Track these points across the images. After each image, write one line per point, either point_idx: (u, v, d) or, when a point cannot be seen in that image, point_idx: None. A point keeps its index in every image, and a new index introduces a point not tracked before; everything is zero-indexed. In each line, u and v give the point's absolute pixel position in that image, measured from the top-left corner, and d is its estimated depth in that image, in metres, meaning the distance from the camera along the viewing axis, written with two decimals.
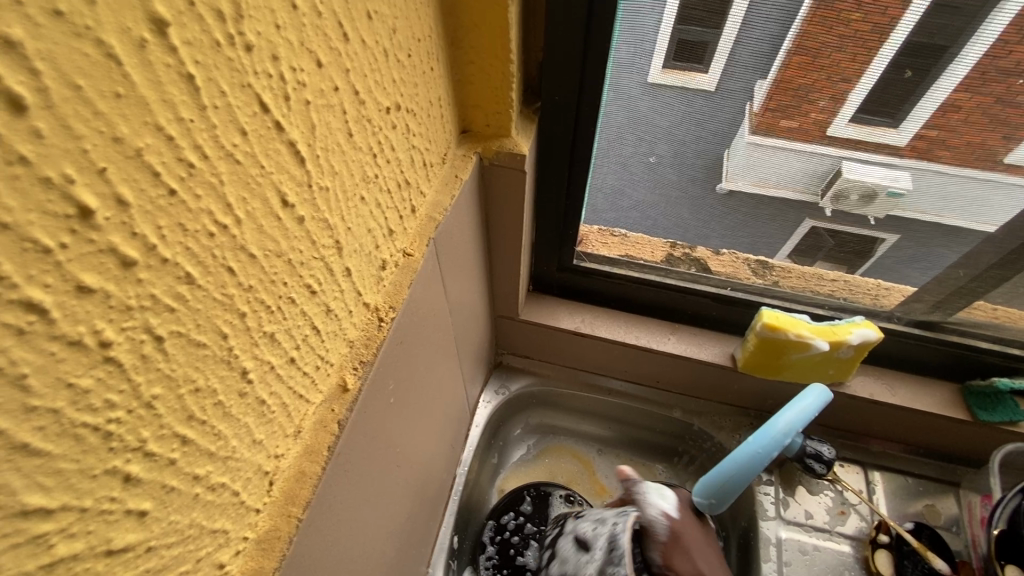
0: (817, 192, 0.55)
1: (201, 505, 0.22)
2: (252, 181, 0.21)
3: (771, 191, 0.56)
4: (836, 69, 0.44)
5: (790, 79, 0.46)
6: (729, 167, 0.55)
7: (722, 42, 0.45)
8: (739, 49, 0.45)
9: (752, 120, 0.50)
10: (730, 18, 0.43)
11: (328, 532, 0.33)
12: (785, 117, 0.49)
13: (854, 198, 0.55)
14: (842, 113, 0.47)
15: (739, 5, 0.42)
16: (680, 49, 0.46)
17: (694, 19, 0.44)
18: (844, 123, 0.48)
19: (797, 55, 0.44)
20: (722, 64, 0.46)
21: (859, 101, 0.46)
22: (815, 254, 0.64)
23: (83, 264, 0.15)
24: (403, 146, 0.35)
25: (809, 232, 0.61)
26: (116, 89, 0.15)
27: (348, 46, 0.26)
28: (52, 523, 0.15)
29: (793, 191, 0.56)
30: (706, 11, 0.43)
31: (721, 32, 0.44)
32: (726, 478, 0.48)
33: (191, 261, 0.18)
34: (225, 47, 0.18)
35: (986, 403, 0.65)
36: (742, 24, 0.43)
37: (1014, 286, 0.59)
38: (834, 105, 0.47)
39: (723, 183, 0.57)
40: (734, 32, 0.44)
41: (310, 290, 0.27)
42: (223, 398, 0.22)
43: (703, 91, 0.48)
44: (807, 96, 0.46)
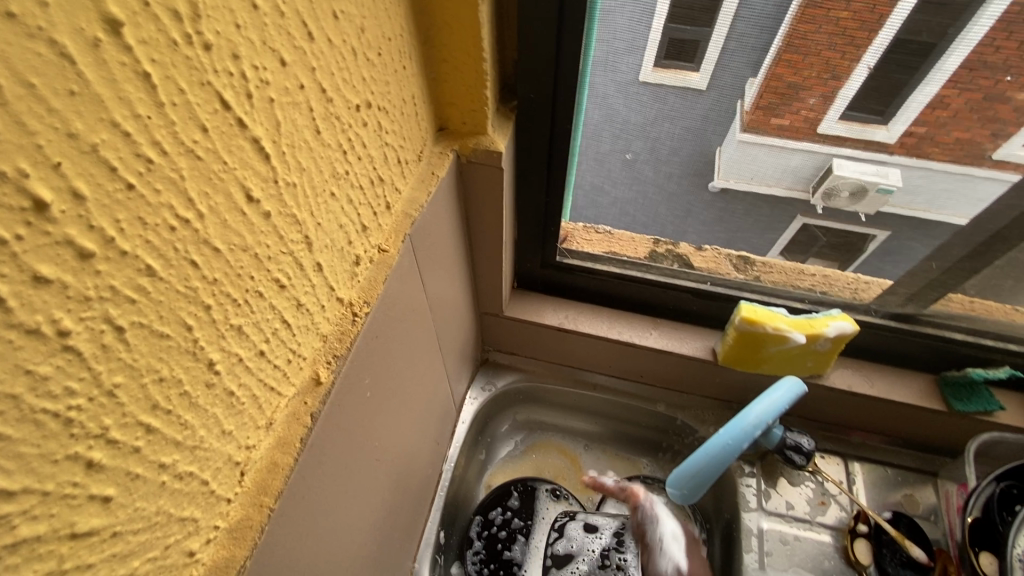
0: (808, 187, 0.56)
1: (168, 492, 0.23)
2: (214, 176, 0.21)
3: (763, 188, 0.57)
4: (826, 66, 0.45)
5: (779, 77, 0.47)
6: (719, 165, 0.56)
7: (712, 39, 0.46)
8: (728, 48, 0.46)
9: (744, 117, 0.51)
10: (720, 15, 0.44)
11: (304, 523, 0.33)
12: (776, 114, 0.50)
13: (845, 194, 0.55)
14: (832, 111, 0.48)
15: (728, 3, 0.43)
16: (670, 47, 0.47)
17: (683, 18, 0.45)
18: (835, 120, 0.49)
19: (787, 53, 0.45)
20: (712, 61, 0.47)
21: (849, 98, 0.47)
22: (806, 249, 0.66)
23: (39, 255, 0.15)
24: (376, 144, 0.35)
25: (802, 230, 0.63)
26: (69, 87, 0.15)
27: (313, 45, 0.26)
28: (14, 505, 0.16)
29: (786, 189, 0.57)
30: (694, 8, 0.44)
31: (710, 30, 0.45)
32: (697, 468, 0.50)
33: (152, 253, 0.19)
34: (183, 46, 0.19)
35: (963, 393, 0.67)
36: (732, 21, 0.44)
37: (984, 278, 0.60)
38: (824, 102, 0.48)
39: (715, 181, 0.58)
40: (724, 29, 0.45)
41: (279, 284, 0.27)
42: (189, 388, 0.23)
43: (692, 89, 0.49)
44: (796, 94, 0.47)
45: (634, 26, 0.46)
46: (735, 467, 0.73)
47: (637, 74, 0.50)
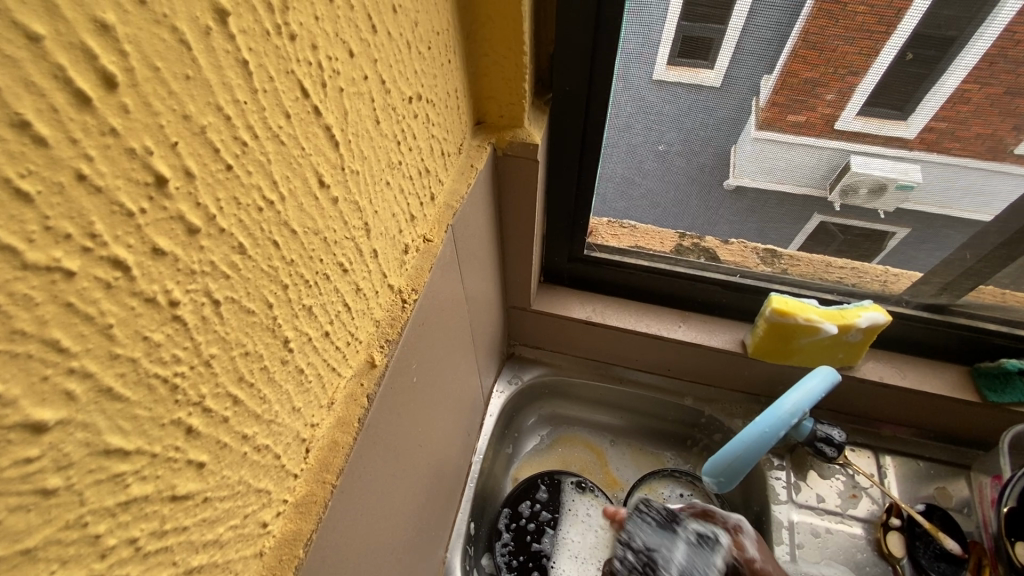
0: (825, 184, 0.57)
1: (248, 463, 0.24)
2: (294, 161, 0.22)
3: (776, 185, 0.58)
4: (842, 62, 0.45)
5: (795, 73, 0.48)
6: (738, 167, 0.58)
7: (727, 36, 0.47)
8: (745, 37, 0.46)
9: (759, 116, 0.52)
10: (733, 12, 0.45)
11: (358, 503, 0.34)
12: (791, 111, 0.50)
13: (863, 189, 0.56)
14: (849, 107, 0.49)
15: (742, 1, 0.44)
16: (683, 45, 0.48)
17: (699, 16, 0.46)
18: (851, 117, 0.49)
19: (802, 49, 0.46)
20: (727, 58, 0.48)
21: (865, 94, 0.47)
22: (828, 245, 0.66)
23: (157, 228, 0.16)
24: (424, 135, 0.36)
25: (820, 228, 0.63)
26: (185, 72, 0.16)
27: (376, 38, 0.27)
28: (129, 464, 0.17)
29: (796, 186, 0.58)
30: (709, 7, 0.46)
31: (724, 27, 0.46)
32: (734, 457, 0.50)
33: (244, 232, 0.20)
34: (274, 36, 0.20)
35: (995, 383, 0.66)
36: (747, 15, 0.45)
37: (1018, 267, 0.60)
38: (841, 99, 0.48)
39: (731, 179, 0.59)
40: (739, 24, 0.46)
41: (342, 268, 0.28)
42: (268, 363, 0.24)
43: (706, 87, 0.50)
44: (813, 90, 0.48)
45: (665, 16, 0.47)
46: (764, 460, 0.73)
47: (651, 74, 0.51)
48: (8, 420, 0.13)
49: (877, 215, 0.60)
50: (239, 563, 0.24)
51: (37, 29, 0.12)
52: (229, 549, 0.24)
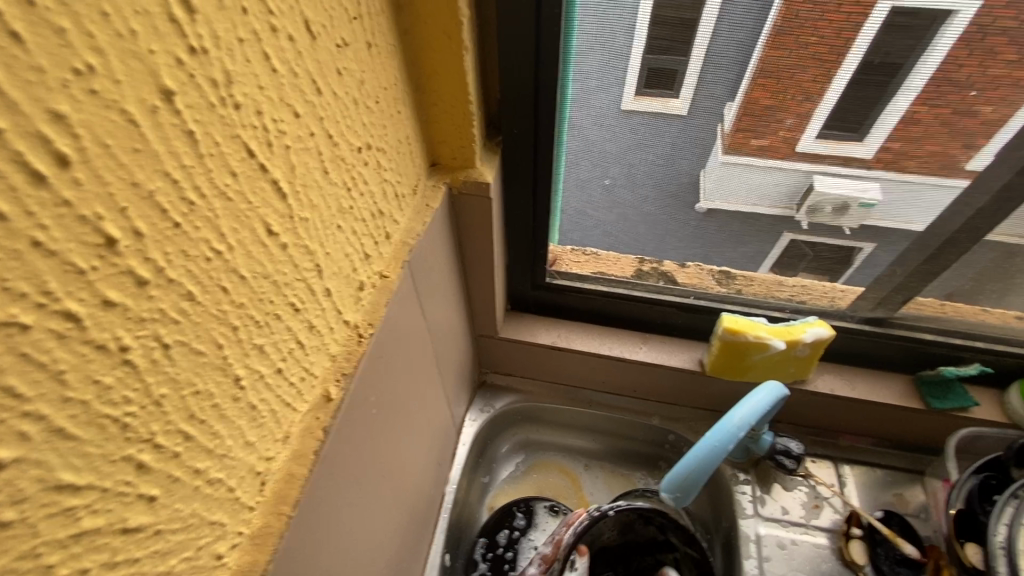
0: (791, 205, 0.60)
1: (201, 496, 0.25)
2: (241, 214, 0.25)
3: (749, 207, 0.61)
4: (799, 89, 0.49)
5: (756, 100, 0.51)
6: (704, 188, 0.60)
7: (689, 69, 0.49)
8: (703, 74, 0.49)
9: (725, 139, 0.55)
10: (694, 47, 0.48)
11: (317, 534, 0.35)
12: (756, 135, 0.54)
13: (828, 209, 0.59)
14: (810, 129, 0.52)
15: (700, 37, 0.47)
16: (649, 77, 0.51)
17: (660, 49, 0.49)
18: (812, 138, 0.52)
19: (761, 79, 0.49)
20: (690, 90, 0.51)
21: (824, 116, 0.51)
22: (797, 264, 0.69)
23: (109, 283, 0.19)
24: (376, 179, 0.39)
25: (790, 245, 0.66)
26: (134, 145, 0.19)
27: (321, 98, 0.30)
28: (80, 498, 0.19)
29: (770, 207, 0.60)
30: (671, 40, 0.48)
31: (686, 61, 0.48)
32: (688, 472, 0.53)
33: (192, 280, 0.22)
34: (219, 107, 0.22)
35: (939, 391, 0.70)
36: (705, 53, 0.48)
37: (944, 280, 0.64)
38: (801, 122, 0.51)
39: (702, 203, 0.62)
40: (698, 66, 0.49)
41: (294, 308, 0.30)
42: (219, 401, 0.25)
43: (671, 114, 0.53)
44: (774, 116, 0.51)
45: (604, 64, 0.51)
46: (730, 475, 0.75)
47: (619, 103, 0.53)
48: None
49: (842, 232, 0.62)
50: None
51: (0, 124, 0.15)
52: None
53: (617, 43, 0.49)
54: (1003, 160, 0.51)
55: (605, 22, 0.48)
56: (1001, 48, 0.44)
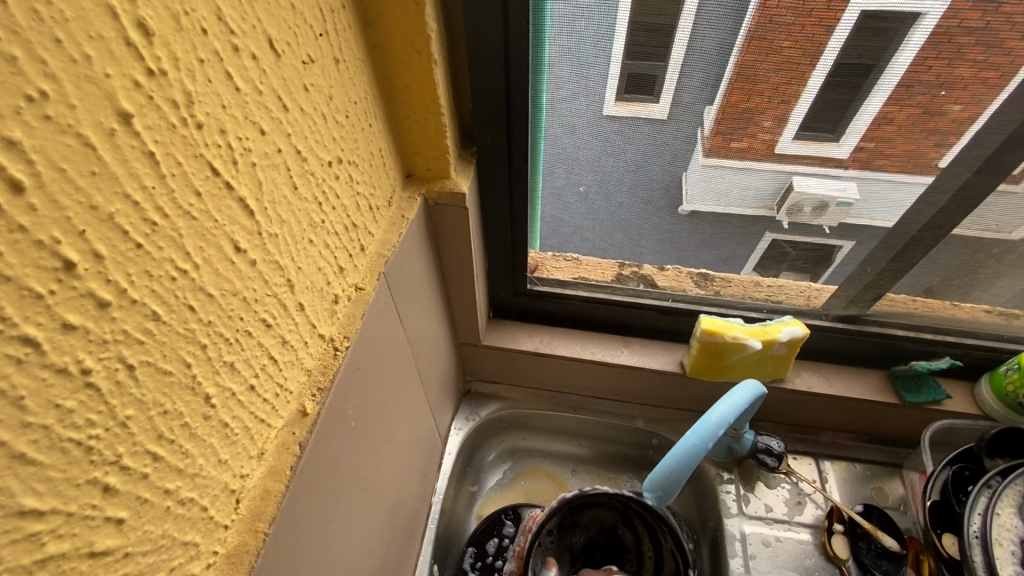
0: (772, 206, 0.61)
1: (172, 517, 0.25)
2: (207, 232, 0.25)
3: (727, 210, 0.62)
4: (774, 91, 0.50)
5: (735, 103, 0.51)
6: (688, 193, 0.61)
7: (668, 74, 0.50)
8: (681, 82, 0.50)
9: (705, 143, 0.56)
10: (672, 53, 0.48)
11: (295, 550, 0.35)
12: (734, 138, 0.55)
13: (807, 209, 0.60)
14: (786, 131, 0.53)
15: (677, 46, 0.47)
16: (629, 82, 0.51)
17: (642, 54, 0.49)
18: (788, 141, 0.54)
19: (738, 83, 0.50)
20: (669, 95, 0.52)
21: (800, 119, 0.52)
22: (779, 264, 0.69)
23: (68, 306, 0.19)
24: (348, 193, 0.39)
25: (772, 245, 0.66)
26: (92, 169, 0.19)
27: (288, 115, 0.30)
28: (44, 524, 0.19)
29: (748, 208, 0.61)
30: (651, 47, 0.48)
31: (665, 65, 0.49)
32: (671, 469, 0.55)
33: (156, 300, 0.22)
34: (180, 127, 0.23)
35: (911, 385, 0.72)
36: (682, 61, 0.48)
37: (912, 277, 0.66)
38: (777, 124, 0.52)
39: (684, 206, 0.63)
40: (675, 74, 0.49)
41: (265, 323, 0.30)
42: (189, 420, 0.25)
43: (655, 120, 0.54)
44: (751, 118, 0.52)
45: (573, 75, 0.52)
46: (713, 474, 0.76)
47: (601, 107, 0.54)
48: None
49: (821, 230, 0.63)
50: None
51: None
52: None
53: (587, 54, 0.50)
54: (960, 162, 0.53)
55: (576, 33, 0.49)
56: (969, 47, 0.45)
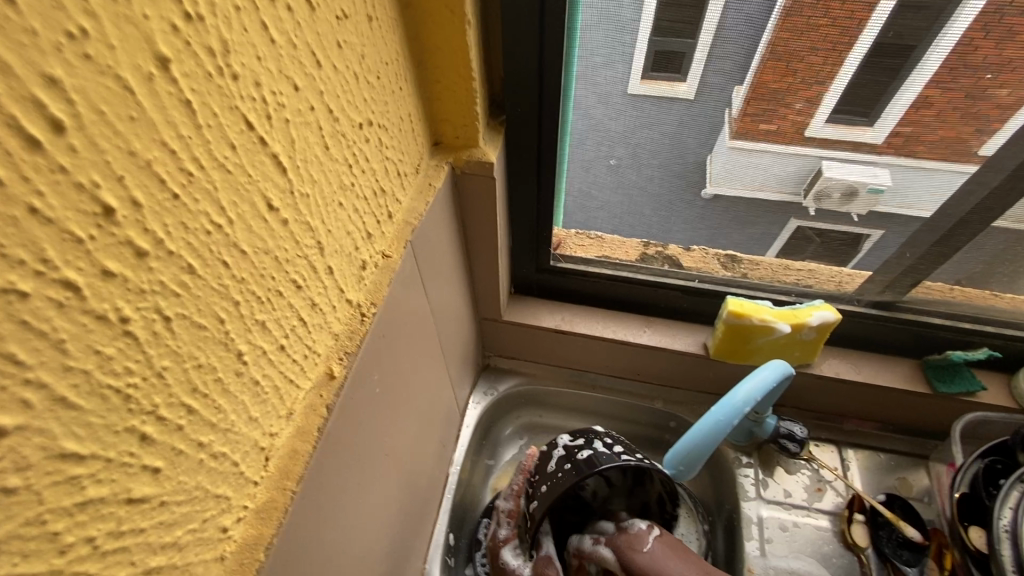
0: (798, 190, 0.59)
1: (205, 469, 0.25)
2: (241, 187, 0.25)
3: (756, 190, 0.60)
4: (810, 73, 0.47)
5: (764, 84, 0.49)
6: (712, 174, 0.60)
7: (698, 48, 0.48)
8: (714, 45, 0.47)
9: (733, 126, 0.54)
10: (707, 13, 0.46)
11: (320, 511, 0.35)
12: (763, 121, 0.53)
13: (836, 196, 0.58)
14: (819, 114, 0.51)
15: (713, 6, 0.45)
16: (657, 59, 0.50)
17: (671, 31, 0.48)
18: (821, 124, 0.51)
19: (772, 61, 0.48)
20: (697, 71, 0.50)
21: (834, 102, 0.49)
22: (804, 248, 0.68)
23: (107, 253, 0.18)
24: (378, 157, 0.39)
25: (795, 233, 0.66)
26: (130, 113, 0.18)
27: (321, 72, 0.30)
28: (85, 467, 0.19)
29: (779, 193, 0.61)
30: (681, 22, 0.47)
31: (694, 41, 0.48)
32: (694, 442, 0.55)
33: (192, 253, 0.22)
34: (216, 76, 0.22)
35: (944, 374, 0.70)
36: (719, 20, 0.46)
37: (954, 265, 0.63)
38: (809, 107, 0.50)
39: (708, 188, 0.62)
40: (709, 40, 0.48)
41: (295, 285, 0.30)
42: (222, 375, 0.25)
43: (678, 99, 0.53)
44: (783, 100, 0.50)
45: (609, 39, 0.49)
46: (732, 458, 0.75)
47: (625, 88, 0.53)
48: None
49: (850, 219, 0.61)
50: (199, 567, 0.26)
51: None
52: (189, 552, 0.25)
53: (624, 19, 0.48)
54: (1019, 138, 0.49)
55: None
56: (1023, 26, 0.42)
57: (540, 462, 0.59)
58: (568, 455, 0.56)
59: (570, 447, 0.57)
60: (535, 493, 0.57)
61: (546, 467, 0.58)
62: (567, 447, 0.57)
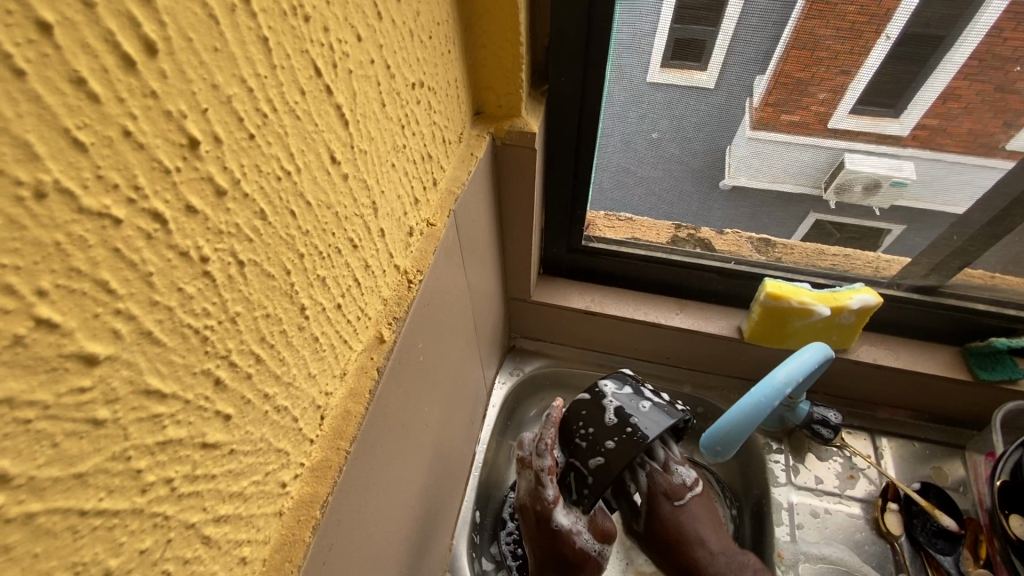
0: (819, 184, 0.61)
1: (269, 422, 0.25)
2: (309, 135, 0.24)
3: (773, 183, 0.62)
4: (834, 62, 0.48)
5: (789, 73, 0.50)
6: (729, 166, 0.62)
7: (718, 39, 0.50)
8: (734, 46, 0.50)
9: (754, 114, 0.55)
10: (725, 17, 0.48)
11: (367, 474, 0.35)
12: (785, 111, 0.54)
13: (857, 188, 0.60)
14: (841, 107, 0.52)
15: (731, 8, 0.47)
16: (676, 48, 0.51)
17: (694, 19, 0.49)
18: (843, 116, 0.52)
19: (795, 50, 0.49)
20: (720, 58, 0.51)
21: (857, 95, 0.50)
22: (827, 239, 0.69)
23: (190, 187, 0.18)
24: (426, 121, 0.38)
25: (816, 225, 0.67)
26: (214, 44, 0.18)
27: (381, 24, 0.29)
28: (166, 407, 0.19)
29: (795, 185, 0.62)
30: (703, 9, 0.48)
31: (717, 29, 0.49)
32: (732, 425, 0.54)
33: (264, 198, 0.22)
34: (290, 16, 0.22)
35: (987, 363, 0.68)
36: (737, 20, 0.48)
37: (1002, 248, 0.62)
38: (833, 97, 0.51)
39: (726, 179, 0.63)
40: (731, 27, 0.49)
41: (352, 243, 0.30)
42: (286, 328, 0.25)
43: (700, 89, 0.54)
44: (806, 90, 0.51)
45: (651, 8, 0.49)
46: (762, 444, 0.74)
47: (646, 75, 0.54)
48: (64, 349, 0.15)
49: (872, 212, 0.63)
50: (261, 520, 0.26)
51: None
52: (253, 503, 0.25)
53: None
54: None
55: None
56: None
57: (591, 414, 0.58)
58: (624, 417, 0.57)
59: (626, 408, 0.57)
60: (596, 455, 0.55)
61: (597, 422, 0.57)
62: (619, 405, 0.58)
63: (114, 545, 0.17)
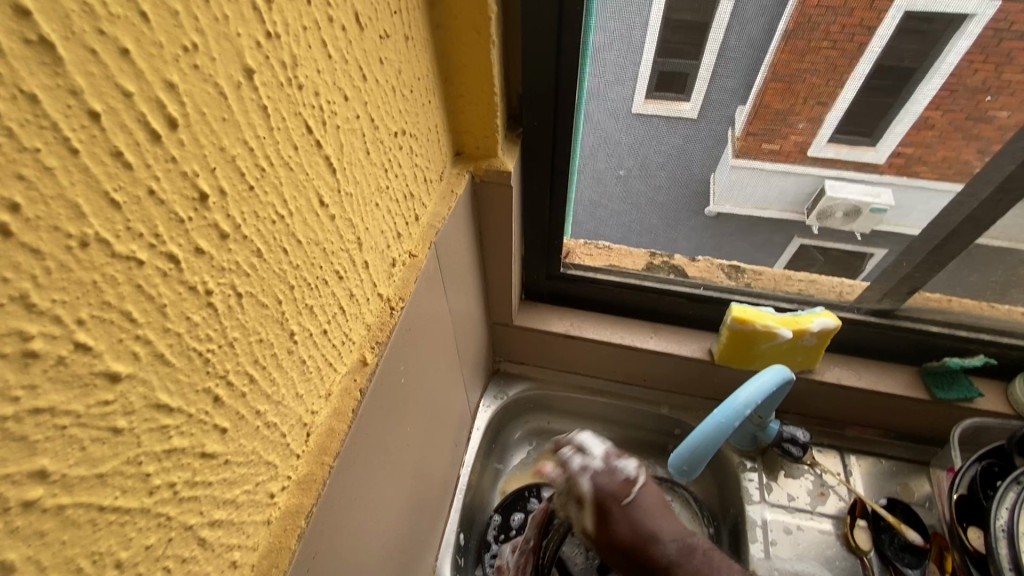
0: (802, 210, 0.66)
1: (260, 436, 0.28)
2: (300, 183, 0.28)
3: (761, 210, 0.67)
4: (811, 93, 0.52)
5: (769, 104, 0.54)
6: (716, 193, 0.66)
7: (699, 73, 0.53)
8: (713, 85, 0.54)
9: (736, 143, 0.59)
10: (708, 43, 0.51)
11: (350, 489, 0.38)
12: (767, 140, 0.58)
13: (839, 214, 0.64)
14: (822, 134, 0.56)
15: (713, 33, 0.50)
16: (659, 81, 0.55)
17: (673, 53, 0.53)
18: (824, 143, 0.57)
19: (774, 84, 0.52)
20: (700, 94, 0.55)
21: (835, 124, 0.55)
22: (810, 266, 0.75)
23: (199, 233, 0.21)
24: (409, 164, 0.42)
25: (801, 249, 0.72)
26: (222, 115, 0.22)
27: (366, 84, 0.33)
28: (172, 419, 0.22)
29: (782, 211, 0.67)
30: (680, 43, 0.52)
31: (696, 64, 0.53)
32: (696, 446, 0.57)
33: (261, 238, 0.25)
34: (286, 86, 0.26)
35: (943, 381, 0.72)
36: (718, 50, 0.51)
37: (947, 274, 0.66)
38: (812, 126, 0.56)
39: (711, 206, 0.68)
40: (711, 61, 0.52)
41: (338, 275, 0.33)
42: (277, 351, 0.28)
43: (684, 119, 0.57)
44: (787, 120, 0.55)
45: (620, 60, 0.54)
46: (736, 462, 0.77)
47: (630, 107, 0.58)
48: (95, 368, 0.18)
49: (853, 237, 0.68)
50: (251, 526, 0.29)
51: (130, 88, 0.18)
52: (244, 511, 0.28)
53: (639, 39, 0.52)
54: (1007, 152, 0.52)
55: (622, 20, 0.51)
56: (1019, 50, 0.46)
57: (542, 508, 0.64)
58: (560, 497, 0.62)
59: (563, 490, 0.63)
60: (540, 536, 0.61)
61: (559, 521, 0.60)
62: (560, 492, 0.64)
63: (125, 539, 0.20)
